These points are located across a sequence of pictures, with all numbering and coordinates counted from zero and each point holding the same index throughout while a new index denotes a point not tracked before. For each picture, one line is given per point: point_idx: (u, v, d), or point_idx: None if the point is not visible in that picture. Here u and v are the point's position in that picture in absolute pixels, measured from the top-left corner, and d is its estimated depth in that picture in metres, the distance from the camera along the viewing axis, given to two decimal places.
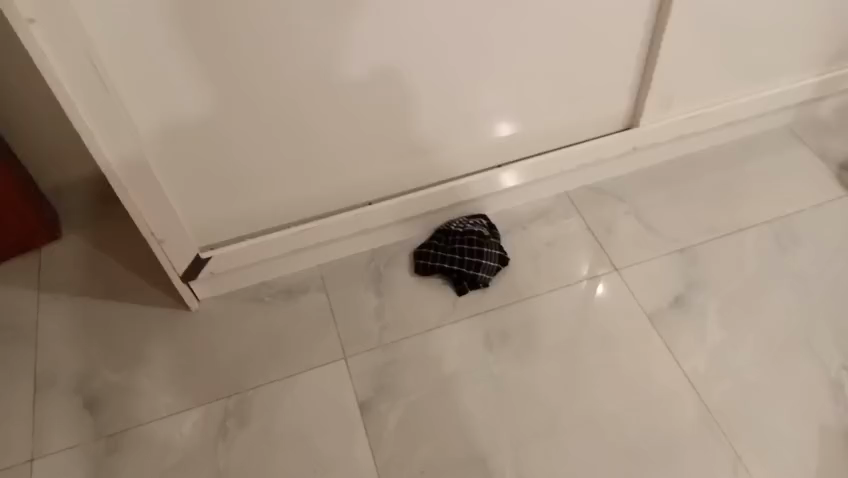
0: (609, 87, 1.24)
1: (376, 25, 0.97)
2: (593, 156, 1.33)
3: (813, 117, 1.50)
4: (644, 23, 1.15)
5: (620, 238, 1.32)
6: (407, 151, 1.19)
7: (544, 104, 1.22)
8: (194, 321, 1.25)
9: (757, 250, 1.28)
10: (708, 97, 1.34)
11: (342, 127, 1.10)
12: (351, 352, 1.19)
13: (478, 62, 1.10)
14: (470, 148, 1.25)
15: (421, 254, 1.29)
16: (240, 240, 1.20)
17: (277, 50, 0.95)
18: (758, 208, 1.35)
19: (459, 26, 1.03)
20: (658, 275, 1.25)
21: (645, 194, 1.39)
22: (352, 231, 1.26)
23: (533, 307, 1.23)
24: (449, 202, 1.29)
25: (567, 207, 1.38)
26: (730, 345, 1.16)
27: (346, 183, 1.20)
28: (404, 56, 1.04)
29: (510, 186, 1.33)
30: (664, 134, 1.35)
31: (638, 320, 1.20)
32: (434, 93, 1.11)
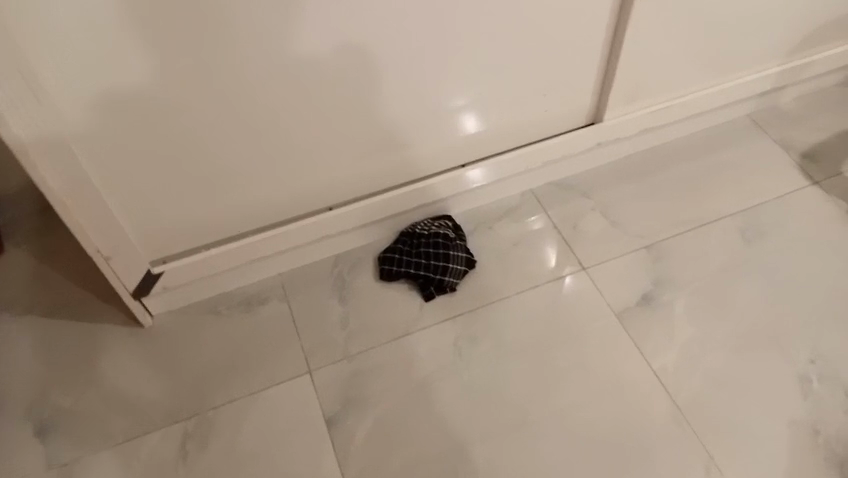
0: (573, 82, 1.22)
1: (334, 26, 0.92)
2: (558, 152, 1.31)
3: (773, 107, 1.51)
4: (606, 17, 1.13)
5: (587, 235, 1.30)
6: (368, 154, 1.14)
7: (508, 101, 1.19)
8: (148, 338, 1.19)
9: (723, 244, 1.28)
10: (671, 90, 1.32)
11: (301, 132, 1.05)
12: (315, 364, 1.14)
13: (440, 62, 1.05)
14: (435, 150, 1.21)
15: (386, 259, 1.25)
16: (194, 252, 1.14)
17: (228, 53, 0.89)
18: (724, 200, 1.35)
19: (420, 26, 0.98)
20: (626, 272, 1.24)
21: (610, 188, 1.37)
22: (312, 238, 1.21)
23: (501, 310, 1.20)
24: (413, 205, 1.25)
25: (533, 205, 1.35)
26: (700, 342, 1.15)
27: (302, 188, 1.15)
28: (363, 57, 0.98)
29: (475, 185, 1.29)
30: (629, 128, 1.33)
31: (606, 319, 1.18)
32: (397, 96, 1.06)
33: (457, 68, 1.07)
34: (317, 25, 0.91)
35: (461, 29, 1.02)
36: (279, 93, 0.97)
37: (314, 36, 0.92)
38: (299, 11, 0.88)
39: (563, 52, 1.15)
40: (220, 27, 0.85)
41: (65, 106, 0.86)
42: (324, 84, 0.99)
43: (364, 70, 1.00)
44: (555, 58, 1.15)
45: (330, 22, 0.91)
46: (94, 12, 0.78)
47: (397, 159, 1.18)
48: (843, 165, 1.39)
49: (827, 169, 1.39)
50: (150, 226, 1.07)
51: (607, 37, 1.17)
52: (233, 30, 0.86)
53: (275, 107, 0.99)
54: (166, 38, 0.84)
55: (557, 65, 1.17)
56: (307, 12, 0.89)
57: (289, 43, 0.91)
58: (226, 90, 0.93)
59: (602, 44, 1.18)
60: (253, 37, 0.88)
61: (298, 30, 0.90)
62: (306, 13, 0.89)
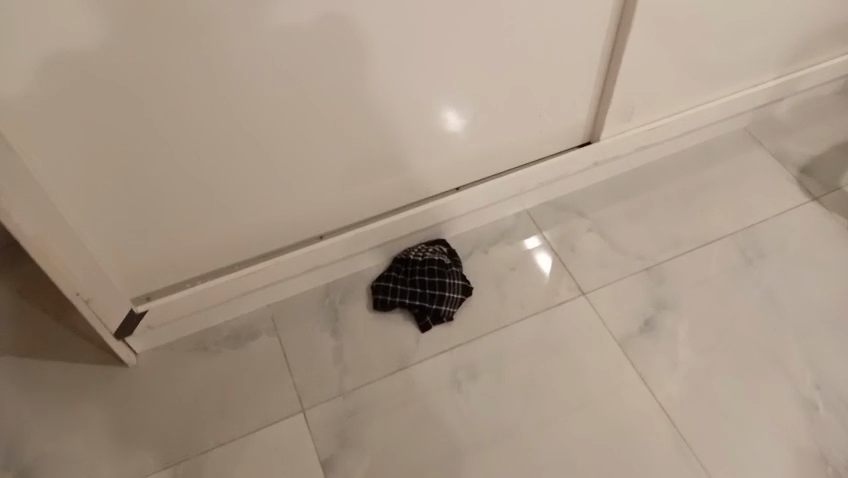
0: (568, 102, 1.18)
1: (321, 52, 0.87)
2: (553, 172, 1.27)
3: (768, 119, 1.48)
4: (603, 36, 1.09)
5: (585, 257, 1.26)
6: (357, 180, 1.10)
7: (502, 124, 1.15)
8: (132, 378, 1.14)
9: (723, 265, 1.25)
10: (668, 106, 1.29)
11: (288, 162, 1.01)
12: (309, 402, 1.10)
13: (430, 84, 1.00)
14: (426, 173, 1.16)
15: (379, 288, 1.20)
16: (179, 289, 1.09)
17: (211, 84, 0.84)
18: (723, 218, 1.32)
19: (411, 49, 0.93)
20: (625, 296, 1.21)
21: (607, 208, 1.34)
22: (303, 269, 1.17)
23: (500, 340, 1.16)
24: (406, 231, 1.22)
25: (529, 226, 1.32)
26: (704, 369, 1.12)
27: (291, 219, 1.10)
28: (351, 83, 0.94)
29: (470, 209, 1.25)
30: (626, 146, 1.30)
31: (608, 347, 1.15)
32: (386, 121, 1.02)
33: (449, 89, 1.03)
34: (304, 53, 0.86)
35: (452, 52, 0.97)
36: (263, 123, 0.93)
37: (299, 63, 0.87)
38: (285, 39, 0.84)
39: (558, 72, 1.11)
40: (202, 58, 0.81)
41: (39, 145, 0.81)
42: (310, 112, 0.95)
43: (352, 96, 0.96)
44: (551, 78, 1.11)
45: (317, 50, 0.87)
46: (68, 45, 0.73)
47: (387, 183, 1.14)
48: (841, 179, 1.37)
49: (825, 182, 1.37)
50: (132, 263, 1.03)
51: (603, 56, 1.13)
52: (216, 59, 0.82)
53: (260, 137, 0.94)
54: (146, 70, 0.79)
55: (552, 84, 1.13)
56: (293, 40, 0.84)
57: (274, 72, 0.87)
58: (210, 123, 0.89)
59: (598, 63, 1.14)
60: (237, 66, 0.84)
61: (283, 57, 0.86)
62: (292, 40, 0.84)
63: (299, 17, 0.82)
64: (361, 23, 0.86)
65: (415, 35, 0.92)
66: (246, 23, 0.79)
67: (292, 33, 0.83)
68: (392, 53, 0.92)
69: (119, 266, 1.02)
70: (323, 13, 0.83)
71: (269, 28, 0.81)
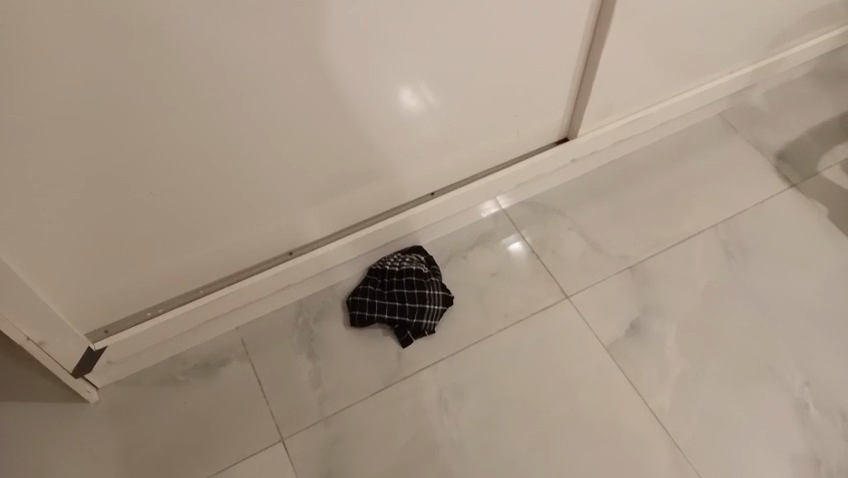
0: (546, 101, 1.13)
1: (286, 68, 0.80)
2: (531, 172, 1.24)
3: (744, 105, 1.46)
4: (584, 32, 1.03)
5: (568, 261, 1.22)
6: (327, 194, 1.04)
7: (478, 127, 1.09)
8: (95, 415, 1.06)
9: (707, 261, 1.22)
10: (647, 99, 1.25)
11: (254, 182, 0.94)
12: (288, 431, 1.04)
13: (404, 94, 0.94)
14: (400, 181, 1.10)
15: (356, 303, 1.14)
16: (141, 321, 1.03)
17: (165, 106, 0.76)
18: (703, 213, 1.29)
19: (384, 61, 0.86)
20: (610, 300, 1.17)
21: (586, 206, 1.29)
22: (273, 288, 1.12)
23: (485, 353, 1.12)
24: (379, 242, 1.17)
25: (507, 228, 1.27)
26: (693, 372, 1.10)
27: (260, 237, 1.04)
28: (319, 99, 0.87)
29: (445, 215, 1.21)
30: (602, 141, 1.27)
31: (595, 354, 1.12)
32: (358, 131, 0.95)
33: (424, 97, 0.96)
34: (267, 70, 0.79)
35: (427, 61, 0.91)
36: (223, 143, 0.85)
37: (262, 81, 0.80)
38: (245, 57, 0.76)
39: (537, 72, 1.05)
40: (153, 79, 0.73)
41: None
42: (275, 128, 0.87)
43: (320, 112, 0.89)
44: (529, 78, 1.05)
45: (281, 66, 0.79)
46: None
47: (356, 195, 1.07)
48: (818, 166, 1.35)
49: (803, 170, 1.35)
50: (85, 296, 0.95)
51: (582, 55, 1.08)
52: (169, 80, 0.74)
53: (220, 157, 0.87)
54: (90, 94, 0.71)
55: (530, 85, 1.07)
56: (254, 57, 0.77)
57: (234, 91, 0.79)
58: (165, 147, 0.81)
59: (576, 63, 1.09)
60: (193, 86, 0.76)
61: (243, 75, 0.78)
62: (254, 58, 0.77)
63: (260, 33, 0.74)
64: (329, 36, 0.79)
65: (388, 47, 0.85)
66: (200, 41, 0.72)
67: (253, 51, 0.76)
68: (363, 67, 0.85)
69: (72, 302, 0.94)
70: (286, 28, 0.75)
71: (227, 46, 0.74)
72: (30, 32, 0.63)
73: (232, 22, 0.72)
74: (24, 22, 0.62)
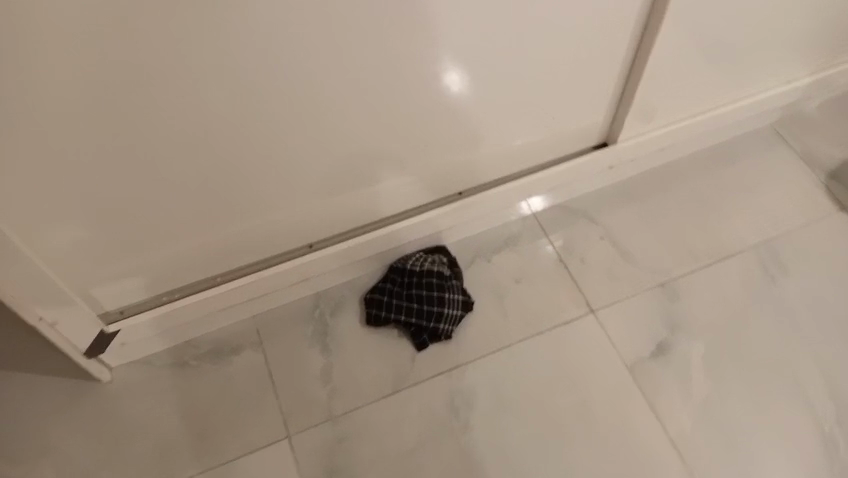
0: (585, 102, 1.07)
1: (308, 60, 0.77)
2: (565, 177, 1.20)
3: (798, 113, 1.36)
4: (632, 32, 0.97)
5: (595, 271, 1.17)
6: (348, 186, 1.00)
7: (510, 125, 1.04)
8: (107, 394, 1.07)
9: (744, 282, 1.16)
10: (691, 107, 1.18)
11: (271, 172, 0.92)
12: (295, 428, 1.03)
13: (433, 90, 0.90)
14: (424, 177, 1.06)
15: (373, 302, 1.12)
16: (155, 305, 1.04)
17: (181, 97, 0.75)
18: (744, 229, 1.22)
19: (411, 54, 0.83)
20: (636, 316, 1.13)
21: (619, 213, 1.23)
22: (291, 281, 1.10)
23: (500, 361, 1.08)
24: (400, 240, 1.14)
25: (535, 232, 1.22)
26: (717, 399, 1.05)
27: (279, 227, 1.02)
28: (342, 88, 0.83)
29: (471, 217, 1.18)
30: (642, 148, 1.21)
31: (615, 372, 1.08)
32: (380, 124, 0.92)
33: (453, 94, 0.92)
34: (288, 60, 0.76)
35: (459, 59, 0.87)
36: (240, 134, 0.83)
37: (282, 71, 0.77)
38: (266, 48, 0.74)
39: (577, 72, 1.00)
40: (170, 69, 0.71)
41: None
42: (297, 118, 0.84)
43: (343, 101, 0.85)
44: (569, 78, 1.00)
45: (303, 57, 0.77)
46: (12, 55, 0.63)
47: (377, 189, 1.04)
48: None
49: None
50: (101, 276, 0.95)
51: (627, 56, 1.01)
52: (186, 70, 0.72)
53: (237, 146, 0.85)
54: (104, 82, 0.70)
55: (568, 87, 1.02)
56: (275, 48, 0.74)
57: (254, 81, 0.77)
58: (181, 134, 0.80)
59: (620, 66, 1.03)
60: (210, 77, 0.74)
61: (262, 66, 0.76)
62: (274, 49, 0.74)
63: (281, 24, 0.72)
64: (354, 28, 0.76)
65: (417, 41, 0.81)
66: (219, 31, 0.70)
67: (274, 42, 0.73)
68: (388, 60, 0.82)
69: (86, 283, 0.94)
70: (309, 19, 0.73)
71: (247, 37, 0.72)
72: (46, 16, 0.61)
73: (254, 13, 0.69)
74: (38, 8, 0.60)
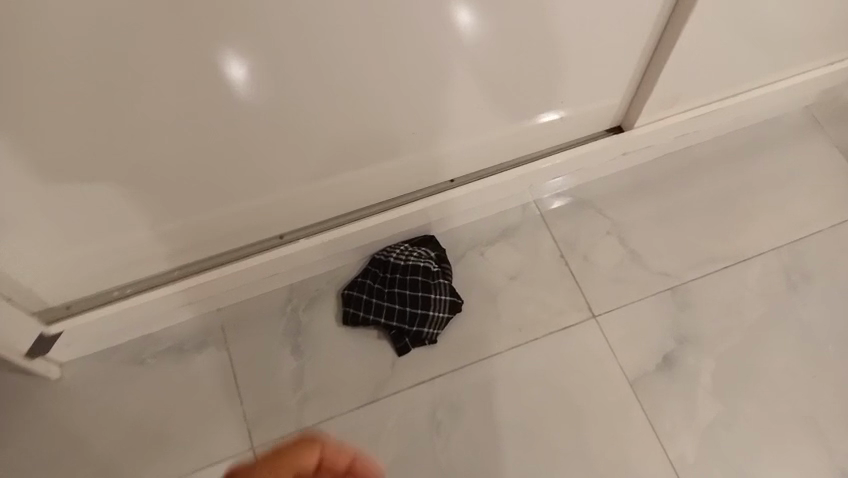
0: (602, 83, 0.92)
1: (276, 51, 0.63)
2: (573, 165, 1.07)
3: (838, 98, 1.21)
4: (665, 10, 0.82)
5: (599, 271, 1.06)
6: (324, 176, 0.87)
7: (515, 113, 0.90)
8: (57, 393, 0.97)
9: (762, 290, 1.05)
10: (720, 91, 1.04)
11: (232, 168, 0.78)
12: (259, 439, 0.94)
13: (426, 80, 0.76)
14: (412, 166, 0.93)
15: (351, 299, 1.00)
16: (107, 302, 0.92)
17: (112, 90, 0.61)
18: (767, 230, 1.10)
19: (403, 42, 0.69)
20: (642, 324, 1.02)
21: (630, 206, 1.11)
22: (260, 275, 0.98)
23: (489, 371, 0.99)
24: (385, 232, 1.02)
25: (535, 224, 1.10)
26: (725, 422, 0.96)
27: (244, 221, 0.89)
28: (314, 75, 0.68)
29: (465, 206, 1.05)
30: (660, 135, 1.08)
31: (615, 386, 0.98)
32: (363, 115, 0.78)
33: (451, 84, 0.79)
34: (251, 52, 0.62)
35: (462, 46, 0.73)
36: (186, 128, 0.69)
37: (243, 63, 0.63)
38: (223, 37, 0.59)
39: (596, 55, 0.85)
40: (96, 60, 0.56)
41: None
42: (258, 110, 0.70)
43: (315, 90, 0.71)
44: (586, 62, 0.86)
45: (270, 48, 0.62)
46: None
47: (358, 178, 0.91)
48: None
49: None
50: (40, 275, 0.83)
51: (652, 38, 0.87)
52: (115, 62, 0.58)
53: (187, 142, 0.71)
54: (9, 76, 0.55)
55: (585, 72, 0.88)
56: (233, 36, 0.60)
57: (205, 71, 0.63)
58: (112, 132, 0.65)
59: (643, 50, 0.89)
60: (149, 69, 0.59)
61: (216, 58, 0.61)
62: (232, 38, 0.60)
63: (242, 9, 0.57)
64: (335, 14, 0.62)
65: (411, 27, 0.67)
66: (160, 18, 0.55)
67: (231, 29, 0.59)
68: (374, 51, 0.68)
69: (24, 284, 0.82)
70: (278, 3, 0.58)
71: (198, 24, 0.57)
72: None
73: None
74: None
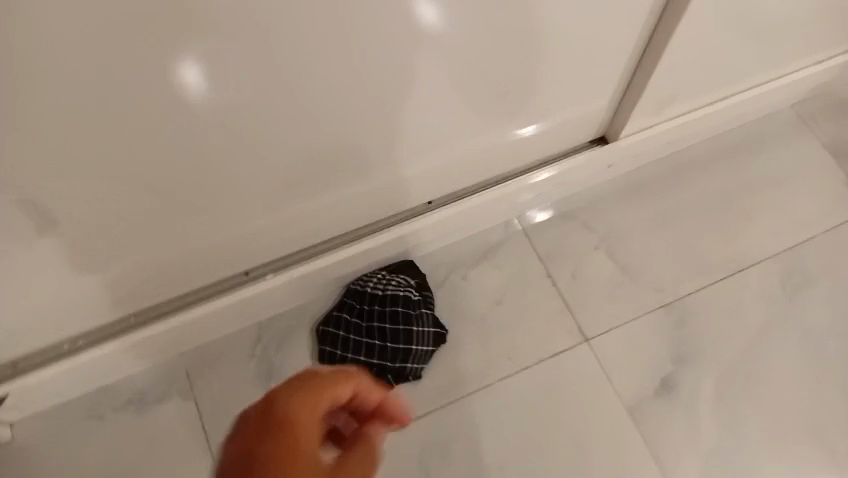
0: (588, 93, 0.86)
1: (228, 82, 0.56)
2: (560, 179, 1.01)
3: (826, 92, 1.17)
4: (653, 13, 0.76)
5: (590, 289, 1.00)
6: (293, 210, 0.79)
7: (496, 129, 0.84)
8: (6, 457, 0.88)
9: (761, 301, 1.01)
10: (708, 93, 0.99)
11: (185, 211, 0.70)
12: None
13: (400, 104, 0.69)
14: (388, 192, 0.86)
15: (326, 336, 0.93)
16: (55, 358, 0.83)
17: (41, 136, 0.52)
18: (762, 236, 1.05)
19: (373, 65, 0.61)
20: (639, 345, 0.97)
21: (620, 218, 1.05)
22: (227, 315, 0.90)
23: (481, 406, 0.92)
24: (361, 261, 0.94)
25: (520, 241, 1.03)
26: (729, 445, 0.92)
27: (207, 262, 0.81)
28: (275, 105, 0.61)
29: (446, 228, 0.98)
30: (649, 142, 1.02)
31: (613, 415, 0.93)
32: (334, 144, 0.71)
33: (428, 106, 0.72)
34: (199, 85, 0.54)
35: (439, 64, 0.66)
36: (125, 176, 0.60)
37: (195, 99, 0.56)
38: (164, 71, 0.52)
39: (581, 65, 0.79)
40: (15, 107, 0.48)
41: None
42: (214, 147, 0.62)
43: (279, 122, 0.63)
44: (570, 73, 0.79)
45: (220, 80, 0.55)
46: None
47: (331, 209, 0.83)
48: None
49: None
50: None
51: (639, 43, 0.81)
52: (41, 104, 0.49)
53: (132, 190, 0.63)
54: None
55: (570, 82, 0.82)
56: (176, 70, 0.52)
57: (149, 108, 0.54)
58: (45, 183, 0.56)
59: (629, 56, 0.83)
60: (77, 111, 0.51)
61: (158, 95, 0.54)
62: (175, 72, 0.52)
63: (185, 38, 0.50)
64: (294, 38, 0.54)
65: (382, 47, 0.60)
66: (86, 53, 0.47)
67: (174, 61, 0.51)
68: (340, 76, 0.61)
69: None
70: (227, 30, 0.51)
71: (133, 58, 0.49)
72: None
73: (140, 26, 0.47)
74: None
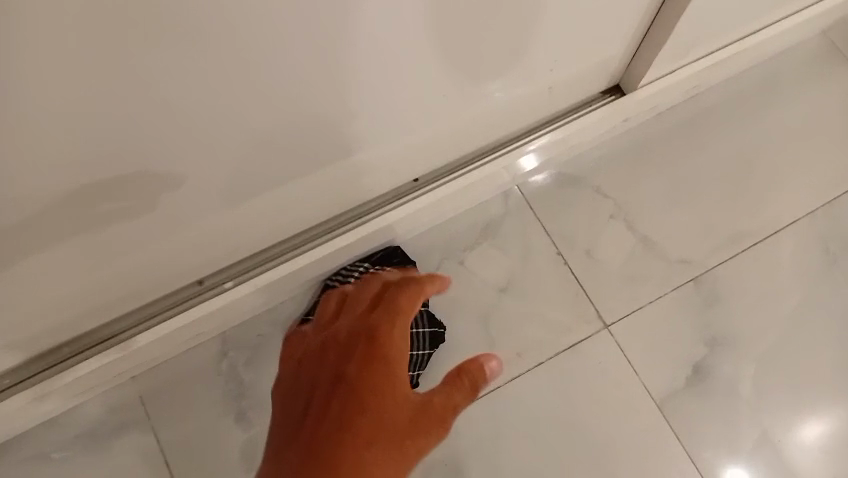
0: (608, 38, 0.70)
1: (140, 73, 0.39)
2: (571, 141, 0.86)
3: None
4: None
5: (606, 266, 0.86)
6: (252, 212, 0.63)
7: (497, 91, 0.67)
8: None
9: (798, 268, 0.88)
10: (740, 27, 0.84)
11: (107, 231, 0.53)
12: None
13: (381, 77, 0.53)
14: (368, 176, 0.70)
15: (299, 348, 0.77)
16: None
17: None
18: (796, 192, 0.92)
19: (343, 32, 0.45)
20: (666, 328, 0.85)
21: (637, 179, 0.90)
22: (184, 334, 0.75)
23: (491, 412, 0.80)
24: (341, 257, 0.79)
25: (524, 213, 0.88)
26: (769, 434, 0.82)
27: (151, 279, 0.65)
28: (211, 91, 0.44)
29: (439, 209, 0.83)
30: (669, 92, 0.88)
31: (642, 411, 0.82)
32: (299, 133, 0.55)
33: (418, 77, 0.56)
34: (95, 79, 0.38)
35: (432, 25, 0.50)
36: (2, 205, 0.43)
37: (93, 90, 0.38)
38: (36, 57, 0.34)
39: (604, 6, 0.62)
40: None
41: None
42: (132, 153, 0.45)
43: (218, 112, 0.46)
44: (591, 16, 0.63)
45: (126, 69, 0.38)
46: None
47: (300, 203, 0.67)
48: None
49: None
50: None
51: None
52: None
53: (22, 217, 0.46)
54: None
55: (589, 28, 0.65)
56: (60, 59, 0.35)
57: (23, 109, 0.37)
58: None
59: None
60: None
61: (32, 99, 0.36)
62: (53, 66, 0.35)
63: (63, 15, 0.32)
64: (230, 5, 0.38)
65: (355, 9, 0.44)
66: None
67: (53, 49, 0.34)
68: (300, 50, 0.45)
69: None
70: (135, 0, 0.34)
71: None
72: None
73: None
74: None
